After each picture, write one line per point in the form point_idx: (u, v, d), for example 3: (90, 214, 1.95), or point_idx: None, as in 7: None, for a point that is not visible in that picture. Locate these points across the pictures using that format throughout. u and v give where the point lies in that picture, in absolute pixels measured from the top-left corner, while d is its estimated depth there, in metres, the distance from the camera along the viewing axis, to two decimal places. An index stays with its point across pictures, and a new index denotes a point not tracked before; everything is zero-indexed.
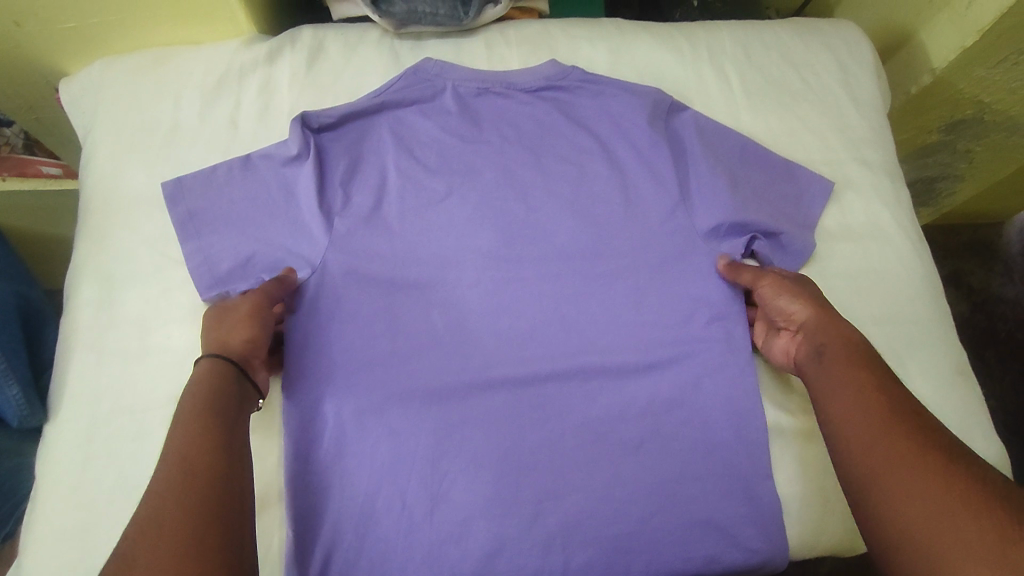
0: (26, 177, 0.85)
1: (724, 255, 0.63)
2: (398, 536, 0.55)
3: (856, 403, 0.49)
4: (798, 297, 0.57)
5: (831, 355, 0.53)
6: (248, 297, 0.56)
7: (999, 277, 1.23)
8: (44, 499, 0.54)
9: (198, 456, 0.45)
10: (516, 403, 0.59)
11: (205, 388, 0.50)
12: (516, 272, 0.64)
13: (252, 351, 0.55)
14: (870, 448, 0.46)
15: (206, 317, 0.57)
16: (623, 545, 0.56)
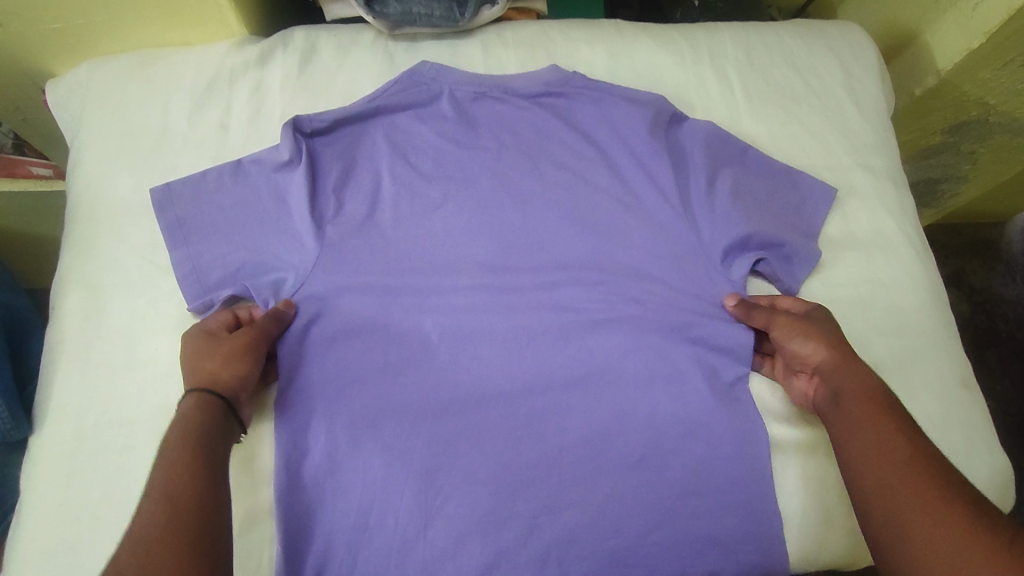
0: (16, 178, 0.86)
1: (734, 296, 0.61)
2: (390, 552, 0.53)
3: (877, 451, 0.49)
4: (811, 340, 0.56)
5: (849, 402, 0.52)
6: (242, 332, 0.55)
7: (1000, 278, 1.22)
8: (27, 515, 0.53)
9: (180, 496, 0.45)
10: (512, 415, 0.58)
11: (192, 424, 0.49)
12: (513, 282, 0.63)
13: (241, 387, 0.54)
14: (896, 495, 0.46)
15: (188, 340, 0.55)
16: (621, 561, 0.54)
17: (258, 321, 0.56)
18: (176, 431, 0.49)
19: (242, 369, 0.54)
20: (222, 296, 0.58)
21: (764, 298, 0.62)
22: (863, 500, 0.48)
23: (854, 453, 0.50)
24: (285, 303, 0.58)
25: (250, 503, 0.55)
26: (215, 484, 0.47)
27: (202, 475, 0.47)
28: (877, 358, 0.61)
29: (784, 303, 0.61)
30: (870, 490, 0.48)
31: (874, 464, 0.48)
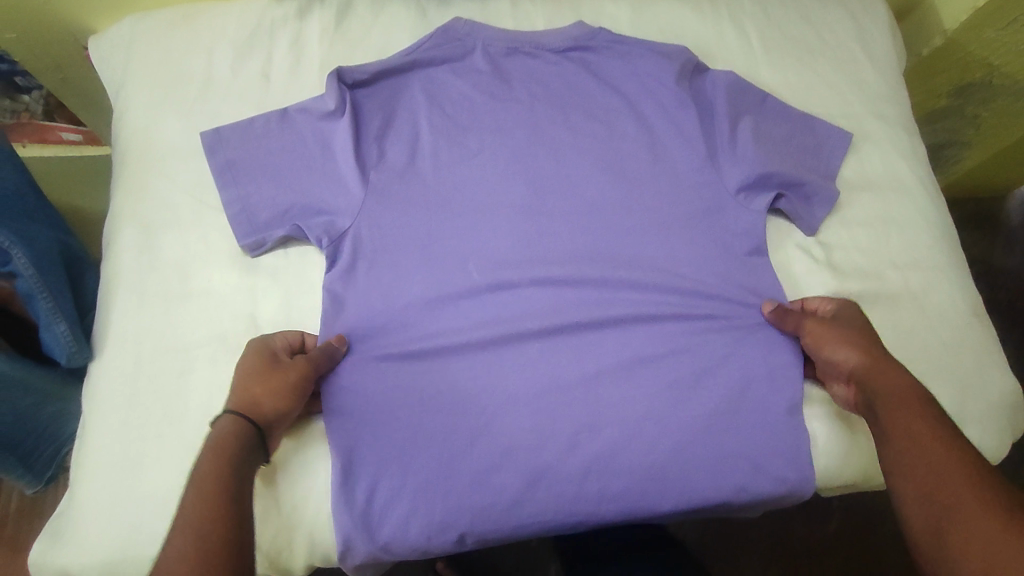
0: (46, 144, 0.91)
1: (771, 301, 0.63)
2: (442, 465, 0.58)
3: (919, 447, 0.51)
4: (846, 345, 0.58)
5: (886, 403, 0.55)
6: (298, 363, 0.56)
7: (1001, 248, 1.26)
8: (93, 431, 0.56)
9: (209, 512, 0.47)
10: (553, 347, 0.62)
11: (223, 446, 0.51)
12: (548, 224, 0.66)
13: (277, 420, 0.55)
14: (932, 480, 0.49)
15: (246, 353, 0.57)
16: (656, 475, 0.58)
17: (312, 353, 0.57)
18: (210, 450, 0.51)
19: (283, 403, 0.55)
20: (275, 236, 0.61)
21: (796, 302, 0.64)
22: (904, 491, 0.50)
23: (893, 446, 0.53)
24: (337, 337, 0.59)
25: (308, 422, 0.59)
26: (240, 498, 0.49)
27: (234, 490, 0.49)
28: (893, 291, 0.64)
29: (818, 305, 0.63)
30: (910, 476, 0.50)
31: (916, 453, 0.51)
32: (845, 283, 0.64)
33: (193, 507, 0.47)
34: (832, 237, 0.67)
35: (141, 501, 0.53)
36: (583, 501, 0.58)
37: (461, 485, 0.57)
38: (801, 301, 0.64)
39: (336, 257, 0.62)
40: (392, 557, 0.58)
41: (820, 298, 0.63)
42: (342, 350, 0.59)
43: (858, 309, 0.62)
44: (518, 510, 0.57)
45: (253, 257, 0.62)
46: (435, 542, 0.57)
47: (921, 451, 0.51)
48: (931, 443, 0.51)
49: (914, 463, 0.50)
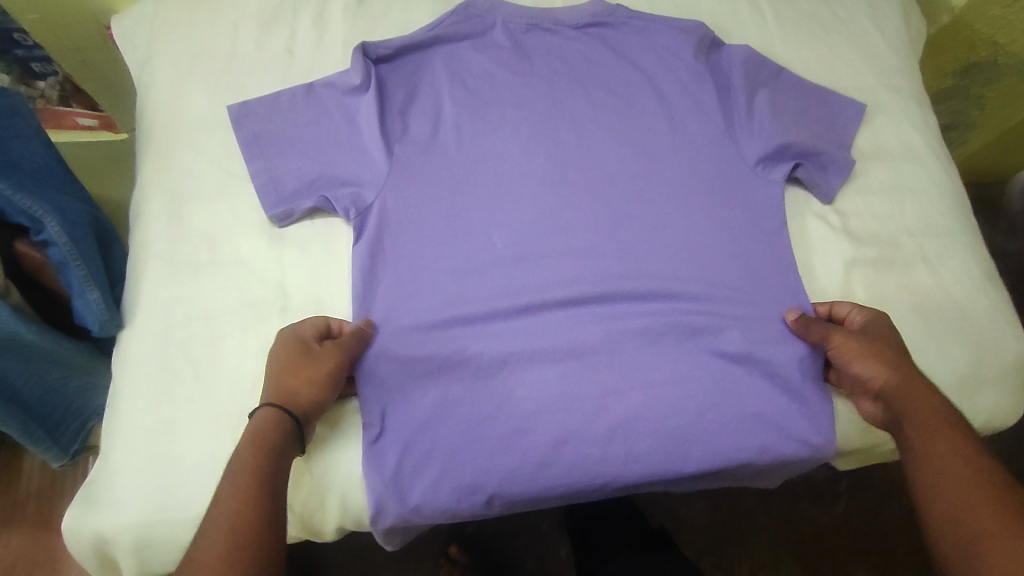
0: (61, 129, 0.92)
1: (794, 310, 0.63)
2: (470, 428, 0.58)
3: (940, 470, 0.51)
4: (872, 362, 0.58)
5: (912, 424, 0.55)
6: (331, 350, 0.56)
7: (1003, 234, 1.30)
8: (125, 398, 0.56)
9: (245, 519, 0.47)
10: (577, 314, 0.62)
11: (263, 443, 0.51)
12: (569, 194, 0.66)
13: (314, 410, 0.55)
14: (955, 504, 0.49)
15: (277, 345, 0.56)
16: (680, 436, 0.59)
17: (343, 340, 0.57)
18: (246, 446, 0.51)
19: (321, 392, 0.55)
20: (302, 207, 0.62)
21: (825, 305, 0.63)
22: (929, 517, 0.51)
23: (918, 472, 0.52)
24: (365, 320, 0.60)
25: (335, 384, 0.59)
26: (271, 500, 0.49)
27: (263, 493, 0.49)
28: (909, 257, 0.66)
29: (846, 312, 0.62)
30: (934, 500, 0.50)
31: (938, 477, 0.51)
32: (862, 249, 0.66)
33: (222, 510, 0.47)
34: (848, 205, 0.68)
35: (174, 464, 0.54)
36: (609, 463, 0.58)
37: (488, 447, 0.58)
38: (829, 307, 0.63)
39: (363, 227, 0.62)
40: (421, 520, 0.59)
41: (847, 303, 0.63)
42: (373, 333, 0.60)
43: (886, 318, 0.61)
44: (544, 471, 0.58)
45: (280, 227, 0.62)
46: (463, 504, 0.58)
47: (946, 477, 0.51)
48: (953, 466, 0.51)
49: (936, 486, 0.51)
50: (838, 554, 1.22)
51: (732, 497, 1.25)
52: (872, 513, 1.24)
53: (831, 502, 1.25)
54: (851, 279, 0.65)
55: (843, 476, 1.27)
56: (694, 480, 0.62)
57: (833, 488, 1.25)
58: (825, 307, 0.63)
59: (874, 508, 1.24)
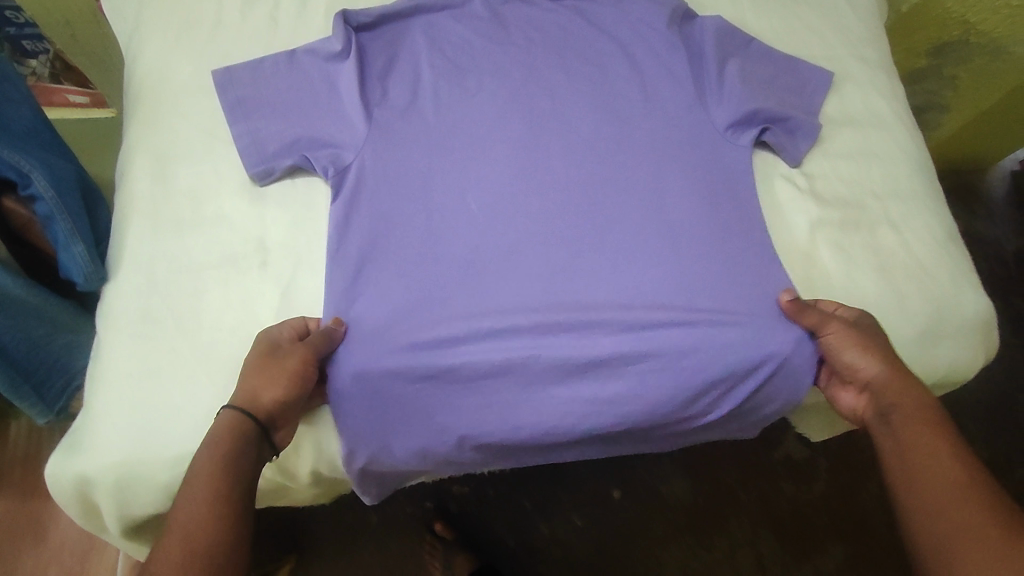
0: (53, 106, 0.92)
1: (789, 292, 0.63)
2: (443, 375, 0.60)
3: (926, 464, 0.53)
4: (864, 352, 0.60)
5: (899, 415, 0.57)
6: (298, 350, 0.56)
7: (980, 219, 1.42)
8: (110, 347, 0.58)
9: (221, 498, 0.49)
10: (551, 268, 0.64)
11: (226, 437, 0.52)
12: (543, 158, 0.68)
13: (277, 411, 0.55)
14: (938, 495, 0.51)
15: (251, 349, 0.57)
16: (646, 385, 0.62)
17: (310, 340, 0.57)
18: (213, 438, 0.52)
19: (284, 394, 0.55)
20: (283, 165, 0.63)
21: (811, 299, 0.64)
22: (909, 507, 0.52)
23: (902, 464, 0.55)
24: (335, 320, 0.60)
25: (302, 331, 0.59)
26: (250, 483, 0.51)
27: (241, 477, 0.51)
28: (873, 217, 0.68)
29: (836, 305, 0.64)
30: (920, 492, 0.52)
31: (922, 470, 0.53)
32: (828, 209, 0.68)
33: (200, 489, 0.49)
34: (815, 169, 0.70)
35: (158, 408, 0.56)
36: (576, 407, 0.61)
37: (461, 393, 0.61)
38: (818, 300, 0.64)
39: (341, 186, 0.64)
40: (395, 462, 0.63)
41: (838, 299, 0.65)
42: (343, 333, 0.60)
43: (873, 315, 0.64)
44: (515, 415, 0.61)
45: (261, 186, 0.64)
46: (435, 445, 0.61)
47: (930, 470, 0.53)
48: (939, 463, 0.53)
49: (921, 479, 0.53)
50: (815, 530, 1.25)
51: (714, 475, 1.28)
52: (848, 492, 1.28)
53: (810, 481, 1.28)
54: (816, 238, 0.67)
55: (822, 455, 1.30)
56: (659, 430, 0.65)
57: (811, 467, 1.29)
58: (823, 300, 0.63)
59: (849, 487, 1.28)
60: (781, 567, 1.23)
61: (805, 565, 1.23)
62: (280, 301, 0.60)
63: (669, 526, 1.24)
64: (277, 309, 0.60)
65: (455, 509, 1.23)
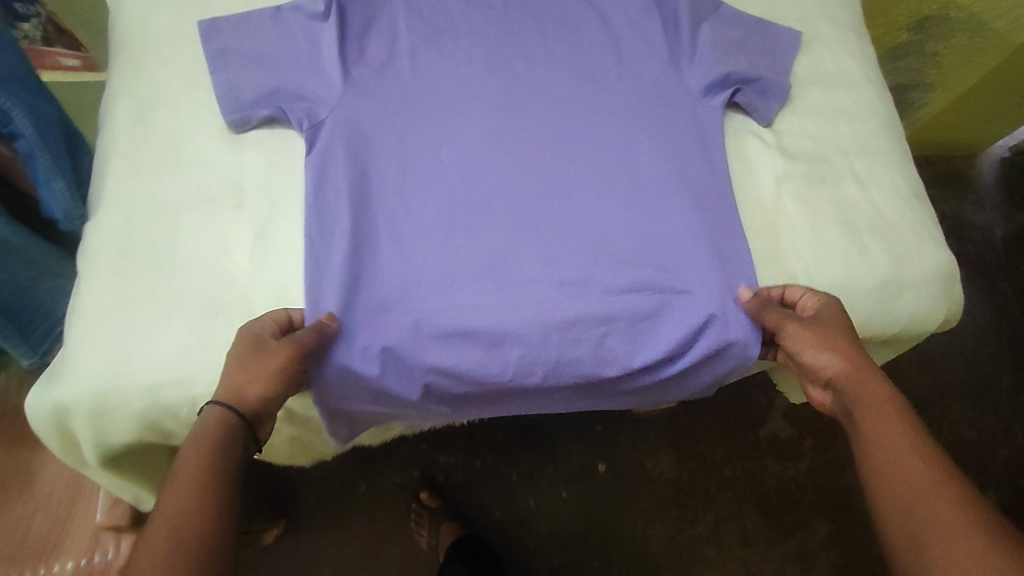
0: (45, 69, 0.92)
1: (747, 289, 0.63)
2: (409, 322, 0.61)
3: (897, 464, 0.51)
4: (824, 349, 0.59)
5: (865, 412, 0.56)
6: (284, 345, 0.56)
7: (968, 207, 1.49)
8: (89, 281, 0.60)
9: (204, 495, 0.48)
10: (519, 218, 0.66)
11: (209, 435, 0.52)
12: (517, 115, 0.69)
13: (264, 406, 0.55)
14: (914, 496, 0.49)
15: (235, 343, 0.57)
16: (610, 343, 0.64)
17: (299, 336, 0.57)
18: (195, 438, 0.51)
19: (271, 389, 0.55)
20: (259, 115, 0.65)
21: (778, 288, 0.64)
22: (885, 511, 0.51)
23: (871, 464, 0.53)
24: (326, 315, 0.59)
25: (275, 272, 0.61)
26: (234, 479, 0.51)
27: (224, 473, 0.50)
28: (840, 171, 0.69)
29: (800, 297, 0.63)
30: (896, 495, 0.50)
31: (892, 469, 0.52)
32: (794, 164, 0.69)
33: (183, 487, 0.48)
34: (784, 128, 0.71)
35: (133, 339, 0.57)
36: (541, 357, 0.63)
37: (431, 345, 0.61)
38: (780, 295, 0.64)
39: (314, 141, 0.65)
40: (358, 407, 0.65)
41: (805, 288, 0.64)
42: (336, 329, 0.60)
43: (840, 304, 0.62)
44: (487, 366, 0.62)
45: (238, 133, 0.66)
46: (399, 387, 0.63)
47: (900, 470, 0.51)
48: (910, 461, 0.51)
49: (892, 479, 0.51)
50: (799, 509, 1.26)
51: (699, 452, 1.29)
52: (834, 472, 1.29)
53: (794, 460, 1.29)
54: (781, 191, 0.68)
55: (807, 435, 1.31)
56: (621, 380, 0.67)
57: (796, 447, 1.30)
58: (789, 292, 0.64)
59: (834, 465, 1.30)
60: (764, 542, 1.24)
61: (789, 541, 1.24)
62: (254, 241, 0.62)
63: (654, 500, 1.25)
64: (251, 247, 0.62)
65: (442, 479, 1.24)
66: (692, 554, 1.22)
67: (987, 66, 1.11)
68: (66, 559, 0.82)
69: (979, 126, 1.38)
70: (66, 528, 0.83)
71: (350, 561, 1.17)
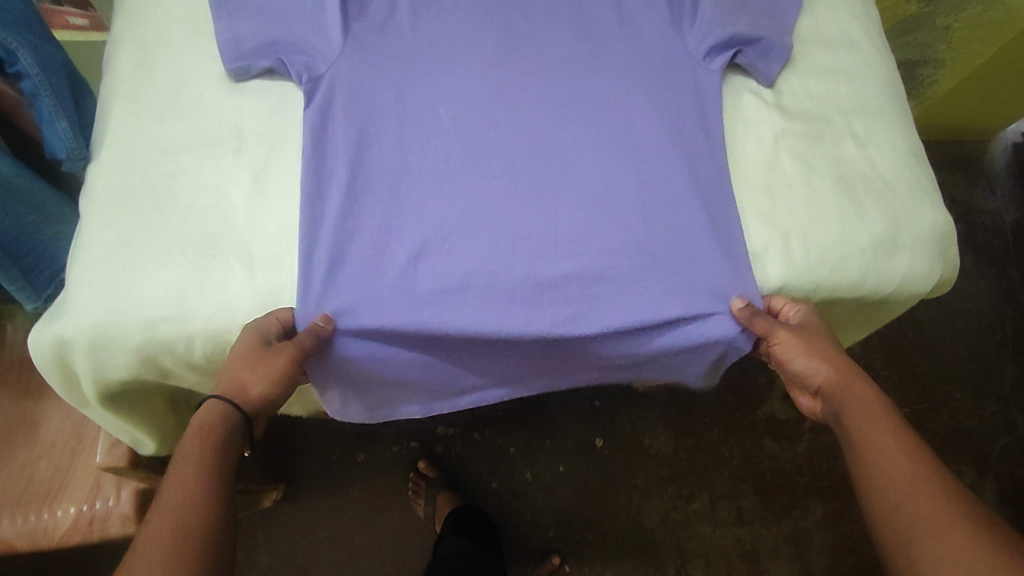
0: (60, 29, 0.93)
1: (741, 298, 0.62)
2: (401, 271, 0.61)
3: (885, 464, 0.56)
4: (812, 359, 0.62)
5: (852, 416, 0.60)
6: (286, 349, 0.56)
7: (982, 191, 1.48)
8: (90, 220, 0.61)
9: (203, 487, 0.52)
10: (515, 177, 0.65)
11: (210, 432, 0.55)
12: (515, 72, 0.68)
13: (261, 406, 0.59)
14: (905, 494, 0.53)
15: (240, 337, 0.57)
16: (598, 300, 0.63)
17: (298, 338, 0.57)
18: (197, 437, 0.55)
19: (270, 389, 0.58)
20: (259, 65, 0.65)
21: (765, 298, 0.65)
22: (875, 510, 0.55)
23: (862, 466, 0.57)
24: (324, 318, 0.59)
25: (270, 217, 0.62)
26: (230, 472, 0.55)
27: (222, 467, 0.54)
28: (839, 129, 0.70)
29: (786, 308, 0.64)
30: (884, 493, 0.54)
31: (881, 470, 0.55)
32: (792, 122, 0.69)
33: (185, 480, 0.52)
34: (785, 87, 0.71)
35: (131, 277, 0.59)
36: (537, 317, 0.62)
37: (423, 296, 0.61)
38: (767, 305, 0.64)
39: (313, 94, 0.65)
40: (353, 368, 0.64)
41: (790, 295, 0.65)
42: (331, 331, 0.59)
43: (820, 313, 0.65)
44: (477, 320, 0.61)
45: (238, 82, 0.67)
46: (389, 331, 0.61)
47: (887, 469, 0.55)
48: (897, 460, 0.55)
49: (880, 478, 0.55)
50: (795, 488, 1.26)
51: (697, 429, 1.28)
52: (832, 453, 1.29)
53: (792, 441, 1.29)
54: (779, 148, 0.68)
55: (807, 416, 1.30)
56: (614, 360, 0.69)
57: (795, 428, 1.29)
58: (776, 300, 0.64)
59: (832, 448, 1.29)
60: (759, 521, 1.24)
61: (784, 521, 1.24)
62: (252, 184, 0.63)
63: (651, 477, 1.25)
64: (250, 191, 0.63)
65: (440, 450, 1.25)
66: (688, 529, 1.23)
67: (1003, 39, 1.12)
68: (68, 505, 0.79)
69: (992, 111, 1.37)
70: (70, 475, 0.81)
71: (347, 528, 1.19)
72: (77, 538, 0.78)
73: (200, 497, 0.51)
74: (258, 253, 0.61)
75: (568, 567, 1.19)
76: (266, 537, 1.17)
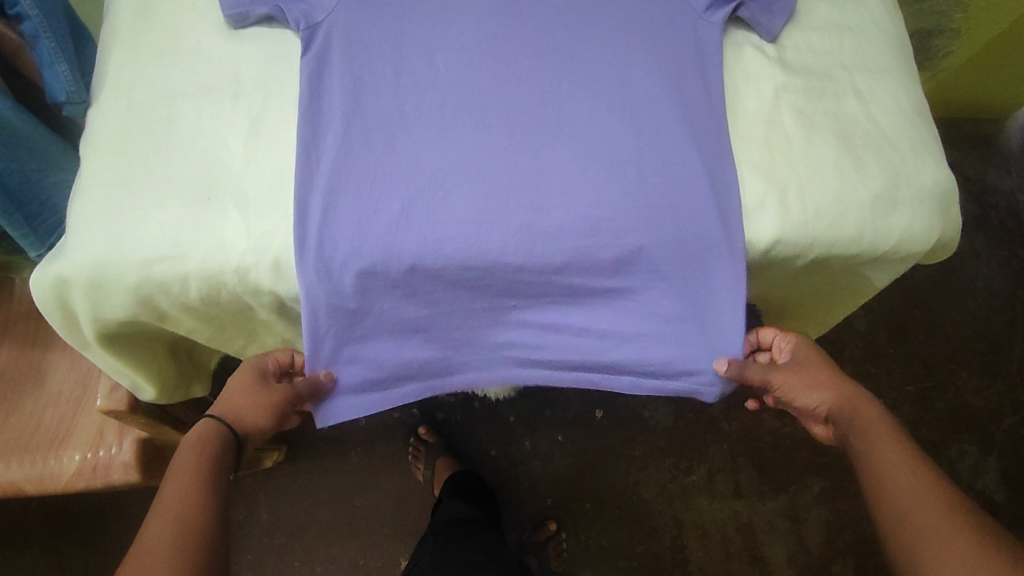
0: None
1: (724, 361, 0.65)
2: (393, 217, 0.61)
3: (889, 476, 0.57)
4: (812, 391, 0.65)
5: (859, 436, 0.61)
6: (284, 390, 0.66)
7: (998, 169, 1.45)
8: (88, 164, 0.62)
9: (198, 486, 0.56)
10: (511, 129, 0.65)
11: (206, 444, 0.60)
12: (514, 21, 0.67)
13: (252, 432, 0.65)
14: (906, 504, 0.54)
15: (242, 372, 0.68)
16: (586, 250, 0.63)
17: (297, 385, 0.66)
18: (192, 447, 0.59)
19: (262, 420, 0.65)
20: (257, 11, 0.65)
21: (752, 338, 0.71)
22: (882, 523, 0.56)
23: (869, 482, 0.58)
24: (326, 373, 0.67)
25: (265, 163, 0.62)
26: (221, 475, 0.59)
27: (215, 472, 0.58)
28: (842, 87, 0.69)
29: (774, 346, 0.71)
30: (889, 506, 0.55)
31: (884, 484, 0.57)
32: (793, 77, 0.68)
33: (183, 482, 0.56)
34: (788, 43, 0.70)
35: (126, 221, 0.59)
36: (529, 262, 0.63)
37: (414, 244, 0.61)
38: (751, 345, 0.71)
39: (311, 41, 0.65)
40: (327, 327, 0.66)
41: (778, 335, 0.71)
42: (329, 387, 0.68)
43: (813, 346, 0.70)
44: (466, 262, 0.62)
45: (236, 29, 0.67)
46: (382, 267, 0.61)
47: (892, 483, 0.56)
48: (900, 472, 0.56)
49: (885, 492, 0.56)
50: (794, 465, 1.26)
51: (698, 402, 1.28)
52: None
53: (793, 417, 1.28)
54: (779, 104, 0.67)
55: None
56: (609, 367, 0.69)
57: None
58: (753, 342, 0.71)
59: None
60: (757, 495, 1.24)
61: (781, 495, 1.24)
62: (249, 132, 0.63)
63: (650, 449, 1.25)
64: (246, 138, 0.63)
65: (441, 417, 1.26)
66: (684, 499, 1.23)
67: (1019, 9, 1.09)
68: (73, 452, 0.80)
69: (1010, 85, 1.34)
70: (74, 424, 0.82)
71: (346, 490, 1.21)
72: (81, 484, 0.80)
73: (196, 495, 0.55)
74: (252, 201, 0.61)
75: (565, 534, 1.20)
76: (267, 497, 1.19)
